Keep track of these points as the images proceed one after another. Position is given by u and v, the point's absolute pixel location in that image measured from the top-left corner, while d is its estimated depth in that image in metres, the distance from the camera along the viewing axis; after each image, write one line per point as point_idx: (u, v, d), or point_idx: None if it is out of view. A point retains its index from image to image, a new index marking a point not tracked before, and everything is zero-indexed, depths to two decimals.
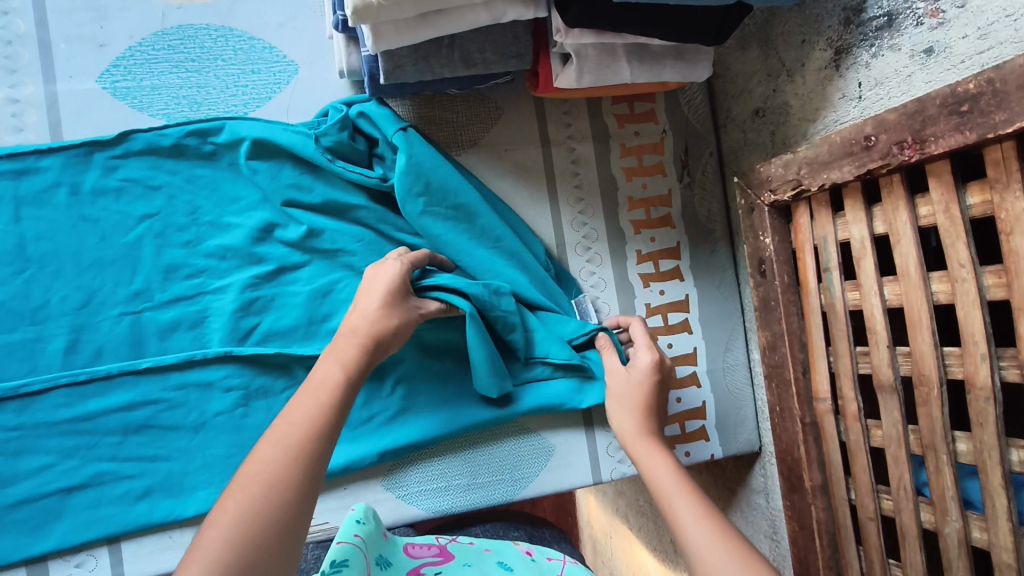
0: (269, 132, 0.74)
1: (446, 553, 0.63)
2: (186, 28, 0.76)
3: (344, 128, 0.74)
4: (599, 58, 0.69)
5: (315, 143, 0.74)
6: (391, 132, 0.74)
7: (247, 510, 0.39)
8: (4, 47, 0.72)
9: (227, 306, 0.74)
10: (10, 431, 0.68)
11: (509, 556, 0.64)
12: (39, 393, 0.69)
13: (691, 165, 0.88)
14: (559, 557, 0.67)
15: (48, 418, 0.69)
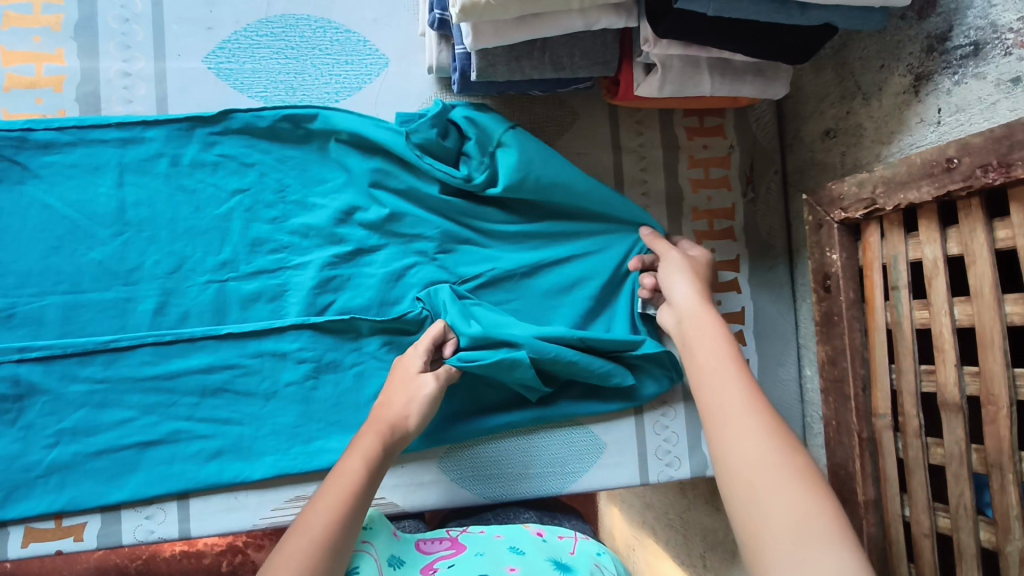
0: (362, 129, 0.77)
1: (456, 545, 0.66)
2: (288, 17, 0.80)
3: (434, 128, 0.78)
4: (682, 70, 0.72)
5: (406, 139, 0.77)
6: (504, 131, 0.77)
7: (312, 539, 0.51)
8: (122, 24, 0.77)
9: (307, 282, 0.77)
10: (97, 383, 0.72)
11: (519, 541, 0.66)
12: (126, 349, 0.73)
13: (756, 181, 0.90)
14: (568, 536, 0.71)
15: (133, 374, 0.73)
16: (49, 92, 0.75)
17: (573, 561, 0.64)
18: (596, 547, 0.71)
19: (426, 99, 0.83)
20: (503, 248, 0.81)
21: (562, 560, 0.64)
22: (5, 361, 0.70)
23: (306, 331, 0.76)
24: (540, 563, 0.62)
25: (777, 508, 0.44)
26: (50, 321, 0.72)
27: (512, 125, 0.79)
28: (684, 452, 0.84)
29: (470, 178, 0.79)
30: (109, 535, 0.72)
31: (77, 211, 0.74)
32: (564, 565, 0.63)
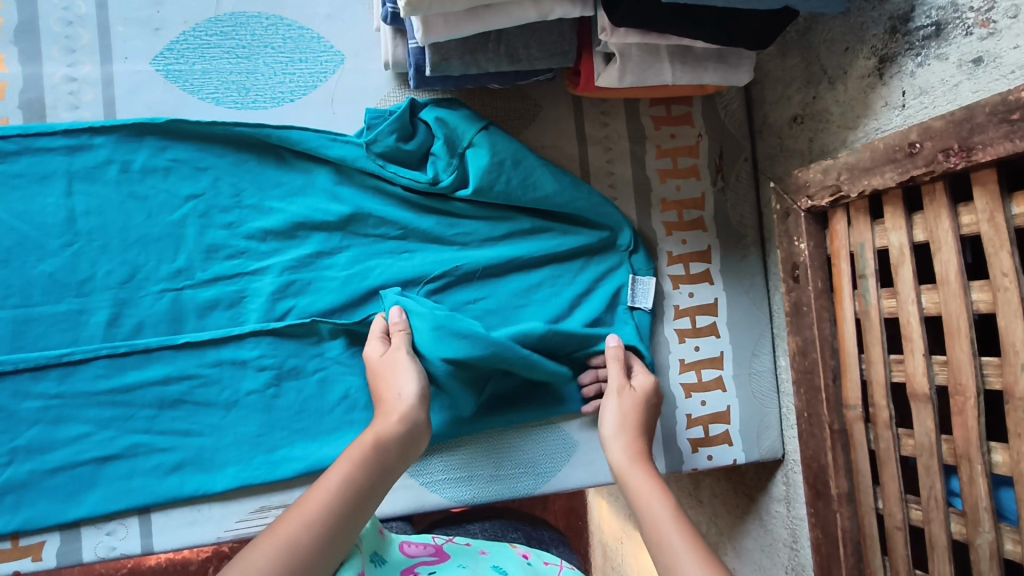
0: (321, 146, 0.76)
1: (441, 553, 0.64)
2: (238, 15, 0.78)
3: (395, 132, 0.76)
4: (642, 58, 0.70)
5: (367, 151, 0.76)
6: (475, 133, 0.76)
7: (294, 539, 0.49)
8: (65, 28, 0.75)
9: (266, 288, 0.75)
10: (51, 398, 0.70)
11: (505, 558, 0.64)
12: (80, 363, 0.71)
13: (726, 170, 0.88)
14: (554, 562, 0.68)
15: (88, 388, 0.71)
16: None
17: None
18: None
19: (384, 95, 0.81)
20: (465, 246, 0.79)
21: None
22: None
23: (266, 338, 0.75)
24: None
25: None
26: (0, 336, 0.70)
27: (488, 122, 0.78)
28: (659, 448, 0.83)
29: (436, 181, 0.77)
30: (69, 553, 0.70)
31: (24, 222, 0.72)
32: None
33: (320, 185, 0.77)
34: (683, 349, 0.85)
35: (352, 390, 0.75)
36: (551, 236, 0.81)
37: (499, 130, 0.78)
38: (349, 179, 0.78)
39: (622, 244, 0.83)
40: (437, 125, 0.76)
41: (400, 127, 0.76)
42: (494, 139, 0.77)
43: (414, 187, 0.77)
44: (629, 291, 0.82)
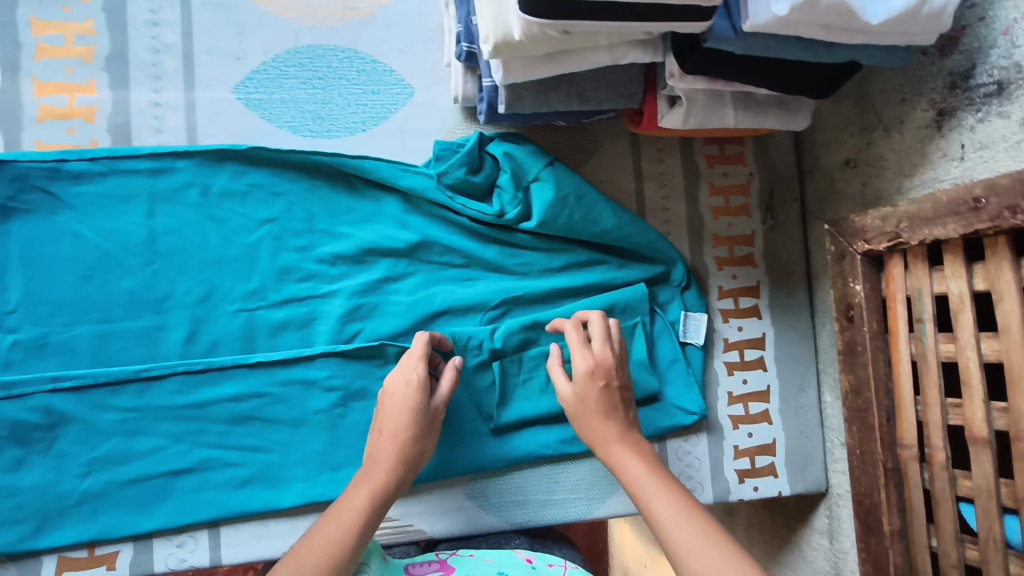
0: (392, 176, 0.79)
1: (447, 567, 0.69)
2: (315, 48, 0.82)
3: (464, 165, 0.79)
4: (707, 104, 0.73)
5: (436, 183, 0.79)
6: (542, 169, 0.79)
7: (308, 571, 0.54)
8: (152, 55, 0.78)
9: (336, 310, 0.78)
10: (128, 411, 0.73)
11: (510, 566, 0.69)
12: (157, 379, 0.74)
13: (776, 209, 0.91)
14: (559, 562, 0.73)
15: (163, 403, 0.74)
16: (81, 123, 0.75)
17: None
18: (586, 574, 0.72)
19: (452, 128, 0.84)
20: (526, 275, 0.83)
21: None
22: (39, 391, 0.71)
23: (334, 359, 0.78)
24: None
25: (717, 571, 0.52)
26: (83, 350, 0.73)
27: (553, 157, 0.81)
28: (706, 477, 0.86)
29: (502, 214, 0.80)
30: (141, 563, 0.73)
31: (108, 241, 0.74)
32: None
33: (389, 213, 0.80)
34: (731, 381, 0.87)
35: None
36: (607, 269, 0.85)
37: (563, 166, 0.81)
38: (417, 210, 0.81)
39: (675, 280, 0.86)
40: (504, 159, 0.79)
41: (470, 162, 0.79)
42: (559, 175, 0.80)
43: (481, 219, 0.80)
44: (679, 326, 0.85)
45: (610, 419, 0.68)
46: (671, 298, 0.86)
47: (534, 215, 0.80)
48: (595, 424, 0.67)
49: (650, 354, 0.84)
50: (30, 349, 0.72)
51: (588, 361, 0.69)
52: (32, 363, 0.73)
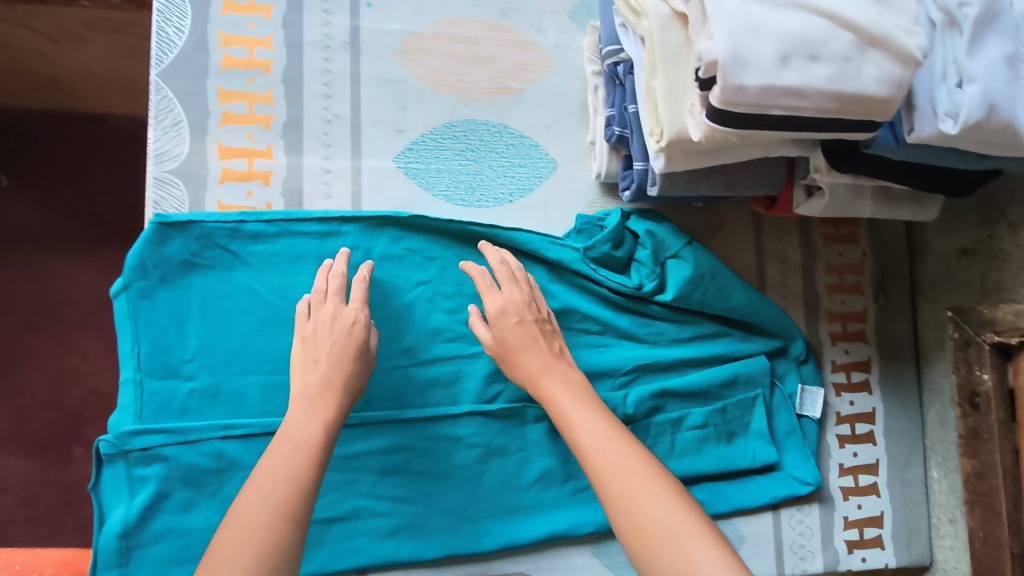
0: (542, 248, 0.84)
1: None
2: (470, 122, 0.87)
3: (609, 240, 0.85)
4: (847, 197, 0.78)
5: (582, 255, 0.84)
6: (681, 248, 0.85)
7: (258, 508, 0.59)
8: (324, 124, 0.84)
9: (482, 370, 0.84)
10: None
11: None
12: None
13: (887, 288, 0.96)
14: None
15: None
16: (258, 186, 0.81)
17: None
18: None
19: (590, 202, 0.89)
20: (655, 344, 0.88)
21: None
22: (211, 438, 0.76)
23: (478, 418, 0.82)
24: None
25: (650, 503, 0.59)
26: (251, 399, 0.78)
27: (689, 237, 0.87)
28: (818, 546, 0.89)
29: (641, 287, 0.85)
30: None
31: (279, 296, 0.80)
32: None
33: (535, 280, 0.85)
34: (842, 454, 0.92)
35: (549, 470, 0.83)
36: (729, 341, 0.90)
37: (699, 245, 0.87)
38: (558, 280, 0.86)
39: (793, 353, 0.91)
40: (646, 236, 0.85)
41: (615, 238, 0.85)
42: (695, 254, 0.86)
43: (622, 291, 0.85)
44: (796, 400, 0.90)
45: (532, 354, 0.74)
46: (787, 370, 0.91)
47: (668, 289, 0.86)
48: (533, 359, 0.74)
49: (769, 424, 0.89)
50: (205, 396, 0.77)
51: (497, 302, 0.77)
52: (204, 408, 0.78)
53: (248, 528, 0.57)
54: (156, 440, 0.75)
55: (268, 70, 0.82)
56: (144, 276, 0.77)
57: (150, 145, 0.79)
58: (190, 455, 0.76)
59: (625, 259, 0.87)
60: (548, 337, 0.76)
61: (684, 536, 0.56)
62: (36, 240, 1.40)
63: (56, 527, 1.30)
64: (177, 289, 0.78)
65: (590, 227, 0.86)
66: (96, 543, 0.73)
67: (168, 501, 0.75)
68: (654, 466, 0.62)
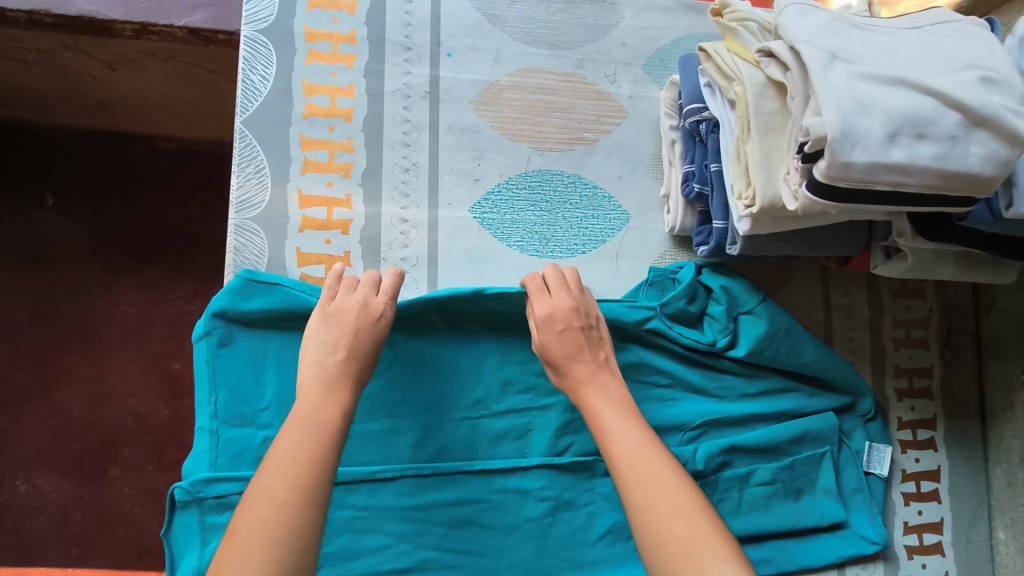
0: (623, 312, 0.83)
1: None
2: (545, 172, 0.87)
3: (684, 295, 0.85)
4: (929, 259, 0.78)
5: (659, 312, 0.84)
6: (756, 305, 0.86)
7: (278, 492, 0.55)
8: (402, 173, 0.84)
9: (552, 422, 0.83)
10: (360, 509, 0.77)
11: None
12: (390, 480, 0.78)
13: (953, 344, 0.96)
14: None
15: (394, 503, 0.78)
16: (337, 234, 0.81)
17: None
18: None
19: (661, 255, 0.89)
20: (724, 398, 0.87)
21: None
22: None
23: (548, 470, 0.82)
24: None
25: (680, 518, 0.54)
26: None
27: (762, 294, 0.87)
28: None
29: (715, 343, 0.85)
30: None
31: None
32: None
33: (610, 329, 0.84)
34: (907, 511, 0.91)
35: (617, 525, 0.82)
36: (797, 396, 0.89)
37: (773, 302, 0.87)
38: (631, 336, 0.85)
39: (860, 411, 0.91)
40: (721, 292, 0.86)
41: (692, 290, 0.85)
42: (768, 309, 0.86)
43: (697, 346, 0.85)
44: (863, 458, 0.90)
45: (569, 354, 0.71)
46: (852, 427, 0.90)
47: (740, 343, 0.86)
48: (578, 365, 0.70)
49: (837, 481, 0.88)
50: (278, 444, 0.77)
51: (551, 304, 0.74)
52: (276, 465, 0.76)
53: (263, 517, 0.53)
54: (233, 486, 0.74)
55: (349, 119, 0.83)
56: (224, 324, 0.78)
57: (233, 192, 0.80)
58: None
59: (698, 313, 0.87)
60: (594, 345, 0.72)
61: (707, 556, 0.52)
62: (80, 261, 1.40)
63: (89, 548, 1.31)
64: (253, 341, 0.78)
65: (663, 282, 0.86)
66: None
67: None
68: (685, 481, 0.57)
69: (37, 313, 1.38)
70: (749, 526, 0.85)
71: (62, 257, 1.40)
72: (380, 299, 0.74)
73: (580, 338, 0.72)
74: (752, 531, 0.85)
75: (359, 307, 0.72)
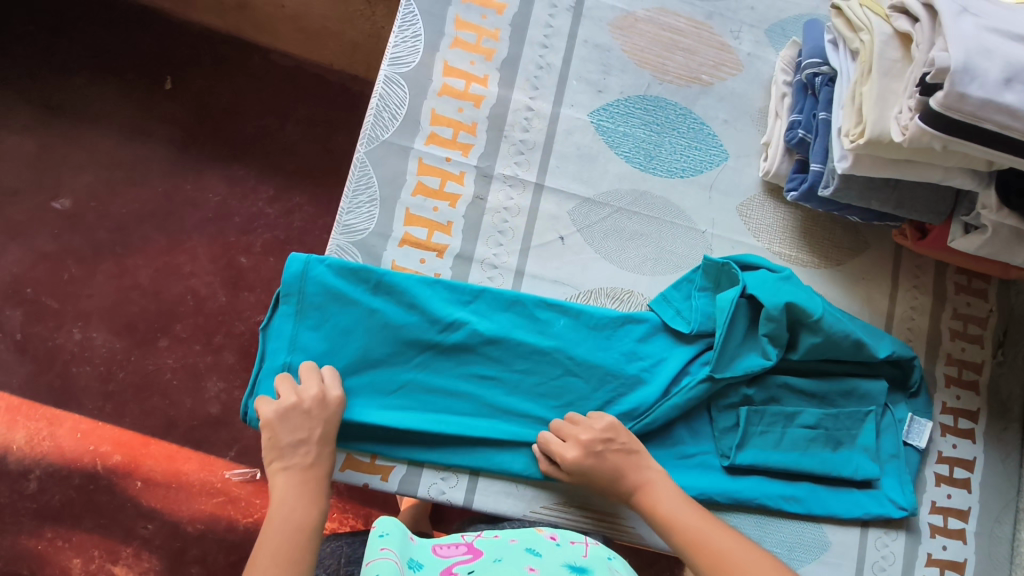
0: (687, 304, 0.88)
1: (473, 549, 0.70)
2: (660, 100, 0.95)
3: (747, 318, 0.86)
4: (1008, 239, 0.82)
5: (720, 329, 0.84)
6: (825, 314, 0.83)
7: None
8: (537, 69, 0.93)
9: (612, 312, 0.86)
10: (428, 348, 0.80)
11: (536, 543, 0.72)
12: (456, 332, 0.81)
13: (1007, 347, 0.99)
14: (579, 540, 0.75)
15: (458, 364, 0.81)
16: (470, 106, 0.90)
17: (588, 563, 0.69)
18: (606, 552, 0.74)
19: (751, 196, 0.95)
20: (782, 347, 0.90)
21: (577, 562, 0.69)
22: (361, 312, 0.79)
23: None
24: (556, 566, 0.67)
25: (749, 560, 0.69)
26: (405, 292, 0.80)
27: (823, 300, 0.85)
28: (898, 573, 0.89)
29: (768, 357, 0.85)
30: (410, 483, 0.80)
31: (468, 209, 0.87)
32: (579, 569, 0.67)
33: (663, 319, 0.87)
34: (936, 491, 0.93)
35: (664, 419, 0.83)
36: (853, 367, 0.91)
37: (834, 308, 0.86)
38: (697, 302, 0.87)
39: (910, 386, 0.93)
40: (783, 311, 0.82)
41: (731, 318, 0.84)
42: (834, 321, 0.84)
43: (749, 362, 0.85)
44: (906, 428, 0.92)
45: (588, 469, 0.76)
46: (899, 402, 0.93)
47: (797, 350, 0.86)
48: (628, 480, 0.76)
49: (876, 442, 0.90)
50: (359, 278, 0.80)
51: (576, 451, 0.76)
52: (365, 385, 0.79)
53: None
54: (308, 298, 0.79)
55: (501, 13, 0.93)
56: (342, 239, 0.83)
57: (389, 49, 0.89)
58: (360, 372, 0.79)
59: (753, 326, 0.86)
60: (626, 461, 0.76)
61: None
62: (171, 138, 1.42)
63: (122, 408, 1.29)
64: (318, 310, 0.79)
65: (727, 270, 0.86)
66: (255, 376, 0.77)
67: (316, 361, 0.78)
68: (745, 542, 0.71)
69: (126, 178, 1.40)
70: (788, 463, 0.87)
71: (161, 133, 1.43)
72: (332, 384, 0.75)
73: (611, 470, 0.76)
74: (792, 465, 0.87)
75: (309, 403, 0.73)
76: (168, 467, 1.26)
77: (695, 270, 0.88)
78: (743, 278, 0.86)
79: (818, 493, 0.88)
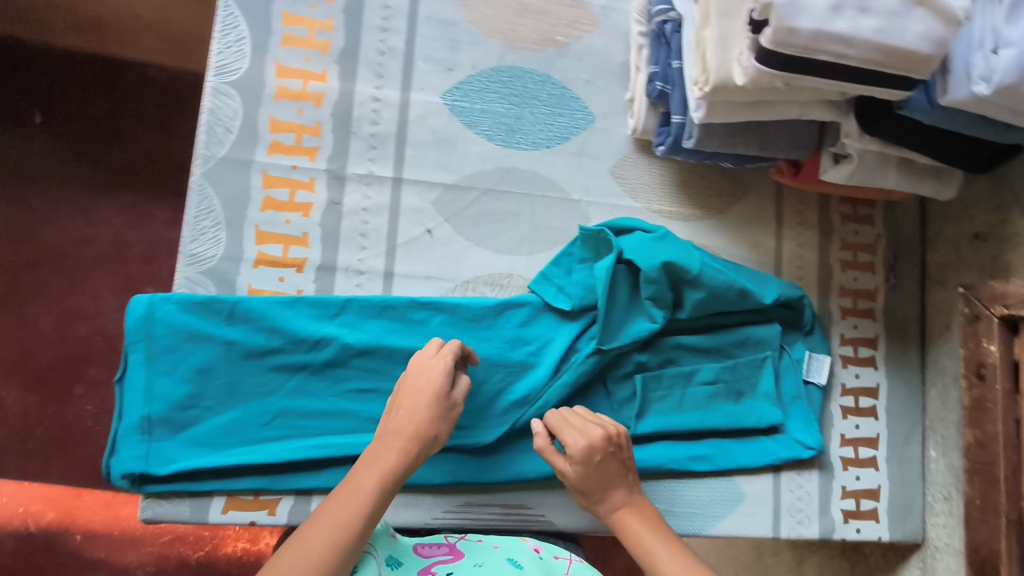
0: (568, 278, 0.85)
1: (456, 552, 0.70)
2: (516, 69, 0.91)
3: (630, 285, 0.84)
4: (874, 164, 0.81)
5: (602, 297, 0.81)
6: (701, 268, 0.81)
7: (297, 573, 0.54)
8: (379, 56, 0.87)
9: (489, 300, 0.83)
10: (299, 371, 0.77)
11: (519, 553, 0.70)
12: (325, 349, 0.78)
13: (898, 269, 0.99)
14: (566, 556, 0.73)
15: (333, 383, 0.78)
16: (310, 106, 0.84)
17: None
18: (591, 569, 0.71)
19: (623, 156, 0.92)
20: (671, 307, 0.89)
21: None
22: (217, 346, 0.75)
23: None
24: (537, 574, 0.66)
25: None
26: (262, 318, 0.77)
27: (702, 254, 0.83)
28: (815, 512, 0.90)
29: (655, 319, 0.83)
30: (300, 513, 0.76)
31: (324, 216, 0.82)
32: None
33: (544, 299, 0.84)
34: (845, 424, 0.93)
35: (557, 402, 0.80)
36: (744, 315, 0.90)
37: (712, 259, 0.84)
38: (576, 276, 0.84)
39: (804, 324, 0.92)
40: (659, 271, 0.80)
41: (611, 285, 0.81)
42: (713, 273, 0.82)
43: (636, 328, 0.83)
44: (806, 367, 0.91)
45: (584, 473, 0.71)
46: (796, 342, 0.92)
47: (684, 308, 0.85)
48: (614, 493, 0.72)
49: (776, 387, 0.89)
50: (210, 310, 0.76)
51: (580, 442, 0.71)
52: (233, 423, 0.75)
53: None
54: (158, 341, 0.74)
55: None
56: (187, 271, 0.78)
57: (212, 57, 0.82)
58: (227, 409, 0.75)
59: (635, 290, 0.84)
60: (622, 473, 0.73)
61: None
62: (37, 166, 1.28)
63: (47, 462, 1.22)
64: (170, 352, 0.75)
65: (602, 238, 0.84)
66: (113, 432, 0.73)
67: (178, 403, 0.74)
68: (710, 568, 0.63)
69: None
70: (690, 422, 0.86)
71: None
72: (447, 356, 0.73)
73: (609, 479, 0.71)
74: (695, 425, 0.86)
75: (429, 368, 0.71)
76: (106, 513, 1.19)
77: (573, 244, 0.85)
78: (618, 242, 0.83)
79: (726, 447, 0.87)
